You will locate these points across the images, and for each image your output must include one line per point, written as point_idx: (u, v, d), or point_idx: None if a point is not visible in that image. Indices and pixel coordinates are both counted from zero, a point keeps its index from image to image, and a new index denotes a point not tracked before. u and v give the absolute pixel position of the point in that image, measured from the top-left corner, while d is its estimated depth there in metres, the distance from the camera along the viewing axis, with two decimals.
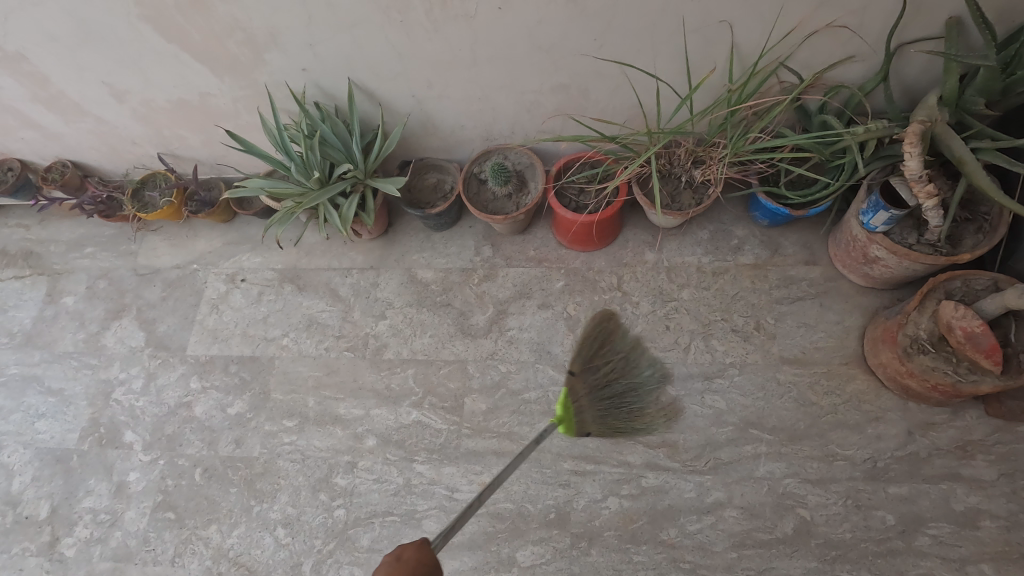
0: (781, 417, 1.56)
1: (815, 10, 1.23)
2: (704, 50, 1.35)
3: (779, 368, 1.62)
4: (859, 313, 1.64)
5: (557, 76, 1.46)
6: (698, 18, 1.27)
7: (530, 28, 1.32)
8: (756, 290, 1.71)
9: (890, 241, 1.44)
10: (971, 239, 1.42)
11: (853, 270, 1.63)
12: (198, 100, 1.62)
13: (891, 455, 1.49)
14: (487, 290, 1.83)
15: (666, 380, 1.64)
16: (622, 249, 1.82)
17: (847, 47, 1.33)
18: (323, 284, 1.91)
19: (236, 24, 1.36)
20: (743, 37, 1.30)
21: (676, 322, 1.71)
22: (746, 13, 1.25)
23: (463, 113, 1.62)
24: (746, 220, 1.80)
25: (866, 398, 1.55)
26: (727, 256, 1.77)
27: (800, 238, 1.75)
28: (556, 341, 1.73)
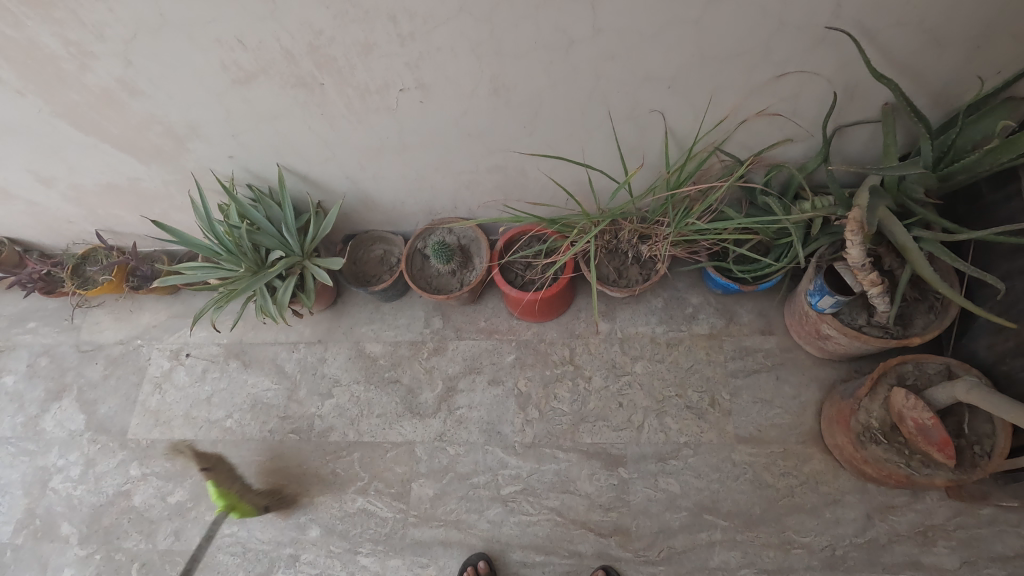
0: (736, 501, 1.50)
1: (746, 97, 1.19)
2: (637, 135, 1.30)
3: (734, 448, 1.56)
4: (817, 386, 1.59)
5: (491, 158, 1.41)
6: (627, 107, 1.22)
7: (456, 117, 1.27)
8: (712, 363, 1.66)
9: (840, 322, 1.40)
10: (922, 319, 1.37)
11: (808, 342, 1.58)
12: (128, 183, 1.57)
13: (850, 541, 1.43)
14: (436, 364, 1.77)
15: (619, 463, 1.58)
16: (575, 319, 1.77)
17: (782, 130, 1.28)
18: (269, 359, 1.85)
19: (152, 118, 1.30)
20: (675, 122, 1.26)
21: (629, 398, 1.65)
22: (675, 101, 1.20)
23: (402, 191, 1.57)
24: (701, 287, 1.76)
25: (824, 480, 1.50)
26: (681, 325, 1.72)
27: (755, 306, 1.71)
28: (505, 420, 1.67)
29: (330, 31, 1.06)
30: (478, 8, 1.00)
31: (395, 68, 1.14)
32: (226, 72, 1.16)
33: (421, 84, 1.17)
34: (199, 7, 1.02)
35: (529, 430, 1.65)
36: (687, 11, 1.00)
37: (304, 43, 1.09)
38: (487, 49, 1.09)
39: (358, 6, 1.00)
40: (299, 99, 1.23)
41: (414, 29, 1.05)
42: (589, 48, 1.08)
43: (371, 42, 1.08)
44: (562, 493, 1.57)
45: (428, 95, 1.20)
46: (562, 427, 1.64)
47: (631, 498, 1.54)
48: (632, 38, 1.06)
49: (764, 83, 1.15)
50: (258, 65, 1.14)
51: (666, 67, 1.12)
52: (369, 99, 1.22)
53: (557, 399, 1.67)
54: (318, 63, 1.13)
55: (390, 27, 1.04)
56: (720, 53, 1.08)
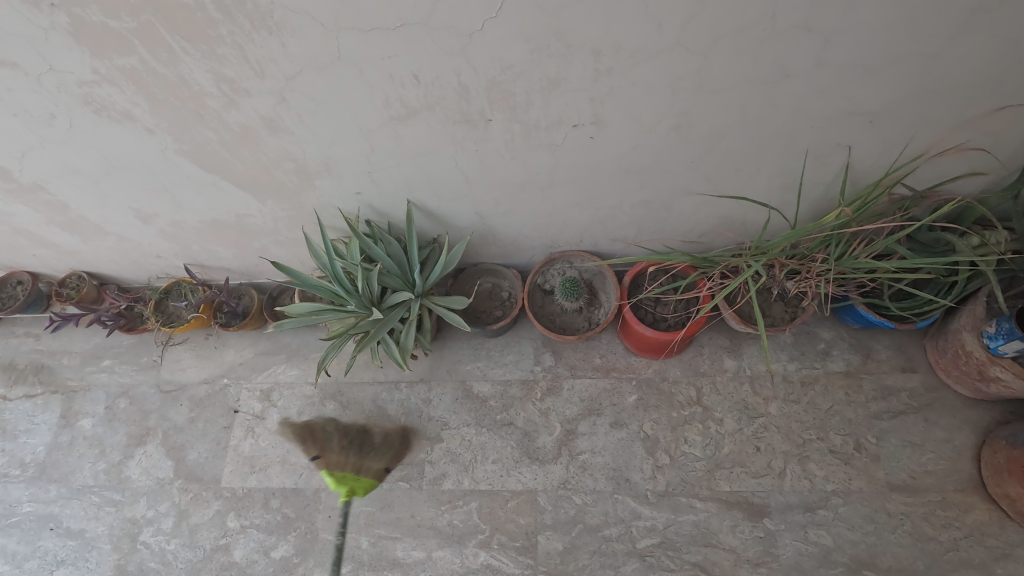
0: (897, 556, 1.40)
1: (950, 132, 1.09)
2: (813, 171, 1.20)
3: (886, 497, 1.46)
4: (970, 429, 1.50)
5: (641, 194, 1.30)
6: (816, 143, 1.12)
7: (621, 154, 1.17)
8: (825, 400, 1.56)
9: (1019, 365, 1.30)
10: None
11: (962, 381, 1.48)
12: (235, 220, 1.45)
13: None
14: (552, 405, 1.67)
15: (762, 513, 1.48)
16: (698, 355, 1.67)
17: (972, 163, 1.18)
18: (369, 401, 1.74)
19: (286, 156, 1.19)
20: (861, 157, 1.16)
21: (766, 442, 1.55)
22: (871, 136, 1.10)
23: (530, 227, 1.47)
24: (831, 321, 1.66)
25: (990, 532, 1.40)
26: (815, 362, 1.62)
27: (893, 341, 1.61)
28: (634, 467, 1.57)
29: (520, 65, 0.95)
30: (697, 41, 0.90)
31: (577, 104, 1.03)
32: (387, 109, 1.05)
33: (598, 119, 1.07)
34: (381, 42, 0.91)
35: (661, 477, 1.55)
36: (927, 43, 0.91)
37: (485, 79, 0.98)
38: (686, 84, 0.99)
39: (563, 40, 0.90)
40: (456, 136, 1.12)
41: (614, 64, 0.95)
42: (800, 82, 0.98)
43: (562, 77, 0.97)
44: (704, 547, 1.47)
45: (600, 131, 1.10)
46: (696, 474, 1.54)
47: (780, 552, 1.44)
48: (854, 72, 0.96)
49: (976, 117, 1.06)
50: (425, 102, 1.03)
51: (877, 102, 1.02)
52: (535, 135, 1.12)
53: (688, 443, 1.58)
54: (492, 99, 1.03)
55: (589, 61, 0.94)
56: (943, 87, 0.99)
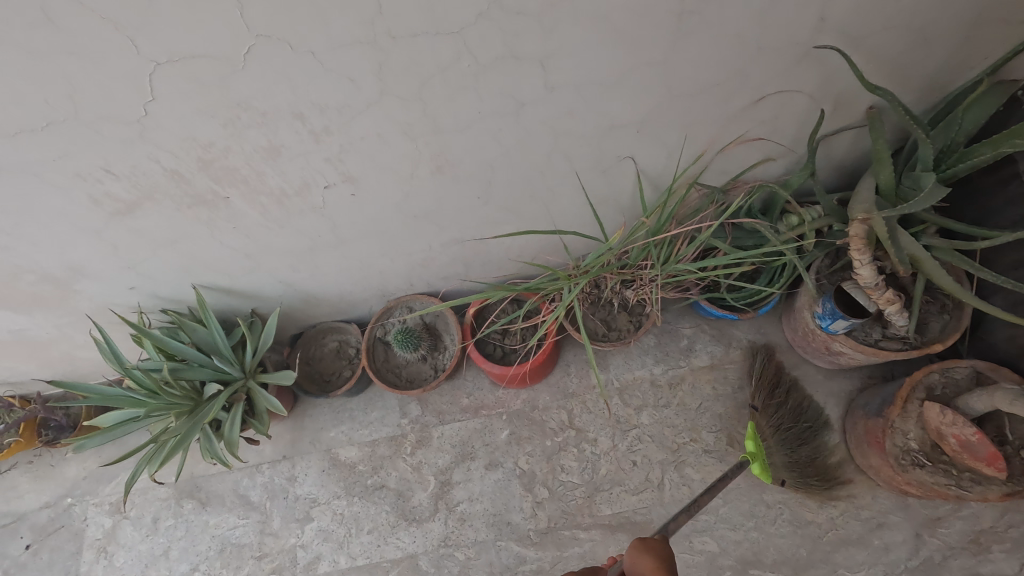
0: (779, 548, 1.38)
1: (724, 128, 1.04)
2: (607, 185, 1.14)
3: (763, 488, 1.43)
4: (834, 402, 1.49)
5: (445, 234, 1.21)
6: (594, 161, 1.05)
7: (398, 203, 1.07)
8: (768, 374, 1.48)
9: (853, 340, 1.27)
10: (937, 321, 1.26)
11: (816, 357, 1.46)
12: (11, 337, 1.29)
13: (904, 567, 1.33)
14: (423, 458, 1.57)
15: (646, 530, 1.43)
16: (566, 375, 1.60)
17: (763, 150, 1.14)
18: (229, 491, 1.60)
19: (20, 269, 1.04)
20: (648, 165, 1.10)
21: (642, 454, 1.50)
22: (647, 144, 1.04)
23: (348, 283, 1.35)
24: (691, 314, 1.62)
25: (863, 504, 1.39)
26: (679, 361, 1.58)
27: (752, 326, 1.58)
28: (514, 508, 1.49)
29: (222, 141, 0.83)
30: (405, 89, 0.81)
31: (314, 167, 0.92)
32: (100, 206, 0.92)
33: (349, 177, 0.96)
34: (38, 144, 0.77)
35: (542, 513, 1.47)
36: (652, 51, 0.84)
37: (192, 160, 0.86)
38: (421, 129, 0.89)
39: (253, 109, 0.79)
40: (201, 219, 1.00)
41: (329, 125, 0.84)
42: (542, 108, 0.90)
43: (278, 144, 0.86)
44: None
45: (359, 187, 1.00)
46: (577, 503, 1.47)
47: None
48: (591, 90, 0.89)
49: (743, 110, 1.01)
50: (139, 193, 0.90)
51: (633, 113, 0.96)
52: (289, 203, 1.00)
53: (565, 471, 1.51)
54: (215, 177, 0.90)
55: (297, 125, 0.83)
56: (693, 89, 0.93)
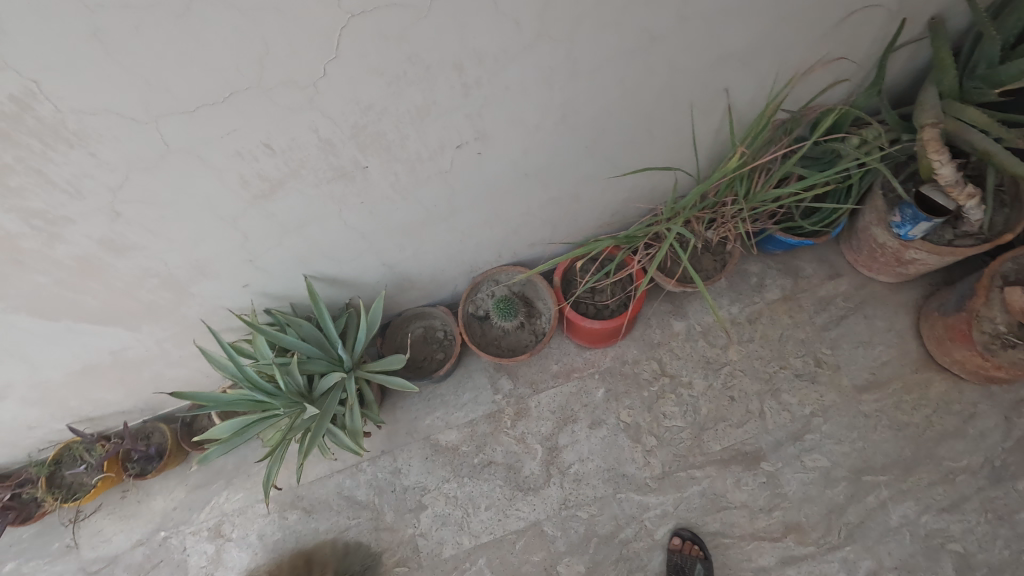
0: (885, 452, 1.45)
1: (810, 51, 1.12)
2: (700, 122, 1.19)
3: (858, 400, 1.51)
4: (904, 312, 1.58)
5: (547, 193, 1.24)
6: (696, 97, 1.11)
7: (515, 161, 1.10)
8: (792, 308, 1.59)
9: (931, 243, 1.36)
10: (1000, 215, 1.36)
11: (884, 272, 1.55)
12: (111, 359, 1.24)
13: (1002, 449, 1.43)
14: (525, 429, 1.58)
15: (758, 458, 1.48)
16: (648, 328, 1.64)
17: (835, 72, 1.22)
18: (334, 495, 1.57)
19: (146, 273, 1.01)
20: (740, 97, 1.16)
21: (738, 389, 1.56)
22: (744, 75, 1.10)
23: (444, 259, 1.36)
24: (754, 253, 1.69)
25: (952, 399, 1.48)
26: (754, 298, 1.65)
27: (814, 255, 1.67)
28: (626, 460, 1.52)
29: (381, 102, 0.85)
30: (557, 29, 0.84)
31: (454, 125, 0.95)
32: (247, 188, 0.91)
33: (482, 133, 0.99)
34: (213, 119, 0.77)
35: (654, 461, 1.51)
36: None
37: (348, 126, 0.87)
38: (559, 74, 0.93)
39: (420, 63, 0.81)
40: (335, 195, 1.00)
41: (482, 75, 0.87)
42: (666, 43, 0.95)
43: (430, 101, 0.88)
44: (718, 513, 1.45)
45: (487, 144, 1.02)
46: (686, 445, 1.52)
47: (787, 490, 1.45)
48: (712, 19, 0.94)
49: (829, 30, 1.08)
50: (287, 169, 0.90)
51: (740, 42, 1.02)
52: (421, 168, 1.02)
53: (668, 417, 1.55)
54: (361, 145, 0.92)
55: (453, 77, 0.85)
56: (795, 11, 1.00)
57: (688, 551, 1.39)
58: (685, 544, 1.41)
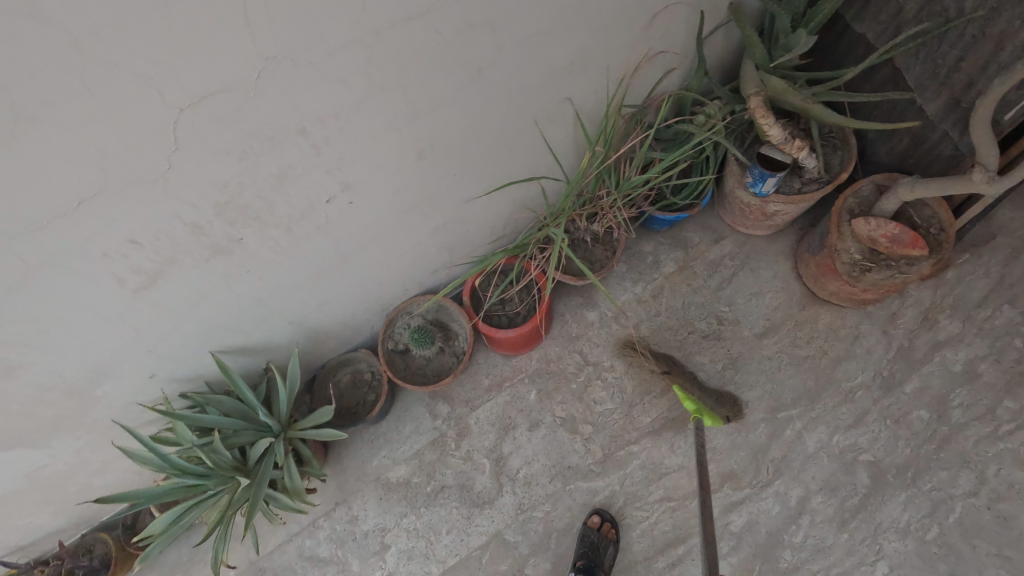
0: (792, 387, 1.60)
1: (632, 51, 1.24)
2: (555, 130, 1.29)
3: (760, 346, 1.65)
4: (784, 258, 1.74)
5: (431, 223, 1.31)
6: (542, 110, 1.21)
7: (389, 201, 1.16)
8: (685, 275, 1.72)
9: (784, 194, 1.51)
10: (836, 157, 1.53)
11: (757, 227, 1.70)
12: (27, 481, 1.20)
13: (887, 360, 1.60)
14: (470, 446, 1.64)
15: (685, 420, 1.60)
16: (564, 323, 1.74)
17: (663, 63, 1.36)
18: (296, 558, 1.56)
19: (42, 388, 1.01)
20: (583, 102, 1.27)
21: (655, 361, 1.67)
22: (580, 82, 1.21)
23: (351, 305, 1.40)
24: (645, 234, 1.82)
25: (837, 326, 1.65)
26: (653, 274, 1.77)
27: (697, 224, 1.81)
28: (569, 452, 1.60)
29: (237, 178, 0.89)
30: (388, 80, 0.91)
31: (317, 183, 1.00)
32: (125, 284, 0.93)
33: (348, 184, 1.05)
34: (70, 229, 0.80)
35: (594, 446, 1.60)
36: None
37: (211, 206, 0.91)
38: (403, 118, 1.00)
39: (263, 137, 0.86)
40: (218, 271, 1.03)
41: (328, 133, 0.93)
42: (496, 71, 1.04)
43: (286, 167, 0.93)
44: (660, 479, 1.55)
45: (357, 192, 1.08)
46: (619, 424, 1.61)
47: (715, 443, 1.57)
48: (531, 43, 1.03)
49: (643, 30, 1.21)
50: (161, 258, 0.93)
51: (566, 57, 1.12)
52: (298, 228, 1.06)
53: (599, 402, 1.64)
54: (229, 221, 0.95)
55: (301, 141, 0.91)
56: (605, 20, 1.11)
57: (603, 530, 1.48)
58: (602, 524, 1.49)
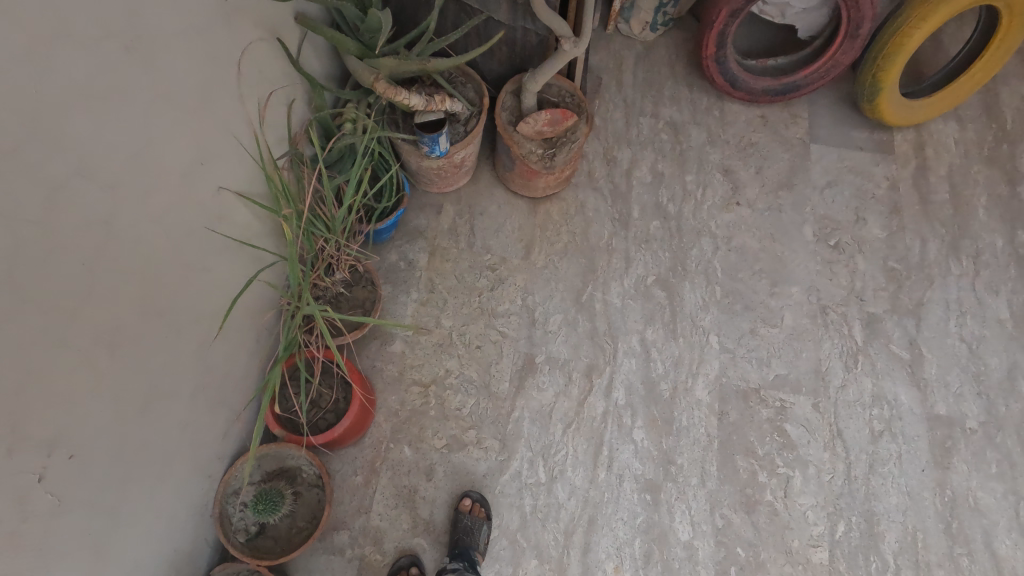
0: (574, 272, 1.80)
1: (244, 107, 1.15)
2: (233, 223, 1.16)
3: (532, 262, 1.81)
4: (495, 187, 1.90)
5: (184, 397, 1.09)
6: (206, 215, 1.07)
7: (119, 416, 0.93)
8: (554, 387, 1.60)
9: (459, 141, 1.62)
10: (470, 89, 1.68)
11: (459, 178, 1.80)
12: None
13: (611, 205, 1.90)
14: (393, 541, 1.49)
15: (532, 360, 1.69)
16: (380, 371, 1.65)
17: (279, 101, 1.30)
18: None
19: None
20: (238, 180, 1.15)
21: (474, 337, 1.71)
22: (220, 167, 1.09)
23: (166, 541, 1.12)
24: (382, 247, 1.79)
25: (565, 207, 1.89)
26: (415, 273, 1.77)
27: (415, 208, 1.84)
28: (474, 464, 1.58)
29: None
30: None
31: (9, 470, 0.75)
32: None
33: (51, 440, 0.80)
34: None
35: (488, 441, 1.60)
36: (141, 97, 0.88)
37: None
38: (56, 331, 0.79)
39: None
40: None
41: None
42: (125, 215, 0.88)
43: None
44: (553, 417, 1.63)
45: (70, 439, 0.84)
46: (490, 407, 1.63)
47: (563, 356, 1.70)
48: (138, 165, 0.89)
49: (240, 85, 1.13)
50: None
51: (187, 153, 0.99)
52: (30, 532, 0.79)
53: (462, 406, 1.63)
54: None
55: None
56: (196, 100, 1.00)
57: (476, 511, 1.49)
58: (473, 505, 1.50)
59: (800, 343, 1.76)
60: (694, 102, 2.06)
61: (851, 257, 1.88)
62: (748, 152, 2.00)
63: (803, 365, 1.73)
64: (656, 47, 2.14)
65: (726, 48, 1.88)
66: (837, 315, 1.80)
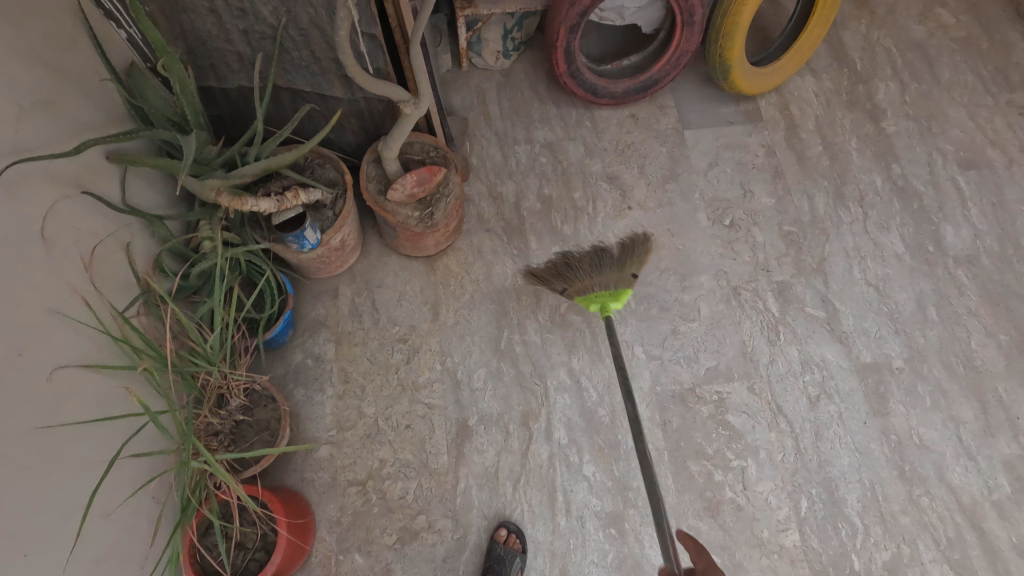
0: (486, 321, 1.76)
1: (58, 277, 1.07)
2: (79, 399, 1.07)
3: (441, 323, 1.75)
4: (386, 256, 1.83)
5: None
6: (39, 408, 0.98)
7: None
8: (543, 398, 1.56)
9: (330, 226, 1.55)
10: (328, 169, 1.61)
11: (346, 257, 1.73)
12: None
13: (506, 242, 1.87)
14: None
15: (465, 424, 1.63)
16: (310, 483, 1.56)
17: (106, 252, 1.22)
18: None
19: None
20: (72, 354, 1.07)
21: (400, 418, 1.64)
22: (44, 350, 1.01)
23: None
24: (283, 350, 1.71)
25: (461, 257, 1.84)
26: (325, 368, 1.69)
27: (308, 300, 1.76)
28: (430, 551, 1.51)
29: None
30: None
31: None
32: None
33: None
34: None
35: (439, 522, 1.53)
36: None
37: None
38: None
39: None
40: None
41: None
42: None
43: None
44: (499, 477, 1.58)
45: None
46: (434, 485, 1.57)
47: (495, 411, 1.65)
48: None
49: (45, 257, 1.05)
50: None
51: None
52: None
53: (405, 493, 1.56)
54: None
55: None
56: None
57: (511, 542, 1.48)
58: (508, 534, 1.50)
59: (721, 330, 1.76)
60: (563, 118, 2.06)
61: (748, 231, 1.90)
62: (627, 155, 2.01)
63: (730, 351, 1.74)
64: (514, 72, 2.13)
65: (575, 62, 1.88)
66: (749, 293, 1.81)
